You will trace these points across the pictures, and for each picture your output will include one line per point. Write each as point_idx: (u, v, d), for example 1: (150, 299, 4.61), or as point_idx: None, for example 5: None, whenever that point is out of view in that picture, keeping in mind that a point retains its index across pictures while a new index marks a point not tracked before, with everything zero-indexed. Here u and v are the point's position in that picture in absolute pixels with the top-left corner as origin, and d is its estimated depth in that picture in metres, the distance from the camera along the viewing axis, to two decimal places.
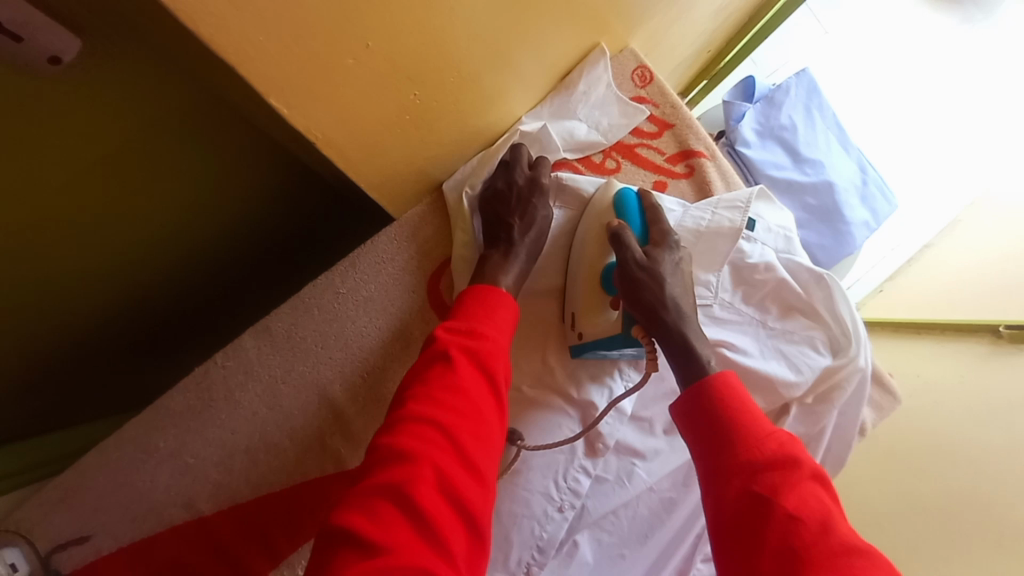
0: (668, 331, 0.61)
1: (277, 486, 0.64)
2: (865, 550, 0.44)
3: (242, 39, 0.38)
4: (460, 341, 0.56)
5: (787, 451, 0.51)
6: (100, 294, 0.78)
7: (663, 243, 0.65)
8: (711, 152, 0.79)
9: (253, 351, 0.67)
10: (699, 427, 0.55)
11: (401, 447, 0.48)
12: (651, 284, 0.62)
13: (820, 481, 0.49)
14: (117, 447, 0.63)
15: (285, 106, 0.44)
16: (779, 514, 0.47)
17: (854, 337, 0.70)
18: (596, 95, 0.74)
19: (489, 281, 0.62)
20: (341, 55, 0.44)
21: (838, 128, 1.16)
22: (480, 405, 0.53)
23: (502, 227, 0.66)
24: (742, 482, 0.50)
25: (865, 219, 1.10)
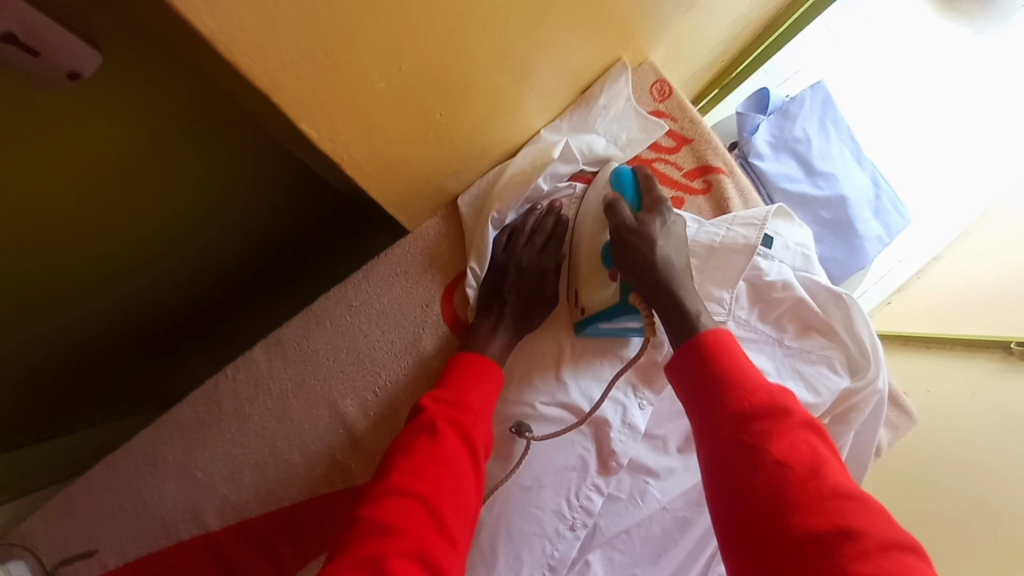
0: (661, 297, 0.58)
1: (286, 501, 0.63)
2: (854, 493, 0.44)
3: (278, 68, 0.37)
4: (447, 413, 0.56)
5: (779, 399, 0.49)
6: (109, 301, 0.77)
7: (655, 208, 0.61)
8: (730, 167, 0.78)
9: (263, 364, 0.66)
10: (688, 379, 0.52)
11: (383, 521, 0.48)
12: (640, 248, 0.59)
13: (812, 429, 0.48)
14: (125, 459, 0.63)
15: (314, 129, 0.44)
16: (771, 462, 0.45)
17: (872, 357, 0.68)
18: (616, 109, 0.73)
19: (475, 348, 0.63)
20: (372, 79, 0.43)
21: (852, 142, 1.15)
22: (462, 477, 0.53)
23: (495, 298, 0.68)
24: (733, 430, 0.48)
25: (878, 234, 1.09)
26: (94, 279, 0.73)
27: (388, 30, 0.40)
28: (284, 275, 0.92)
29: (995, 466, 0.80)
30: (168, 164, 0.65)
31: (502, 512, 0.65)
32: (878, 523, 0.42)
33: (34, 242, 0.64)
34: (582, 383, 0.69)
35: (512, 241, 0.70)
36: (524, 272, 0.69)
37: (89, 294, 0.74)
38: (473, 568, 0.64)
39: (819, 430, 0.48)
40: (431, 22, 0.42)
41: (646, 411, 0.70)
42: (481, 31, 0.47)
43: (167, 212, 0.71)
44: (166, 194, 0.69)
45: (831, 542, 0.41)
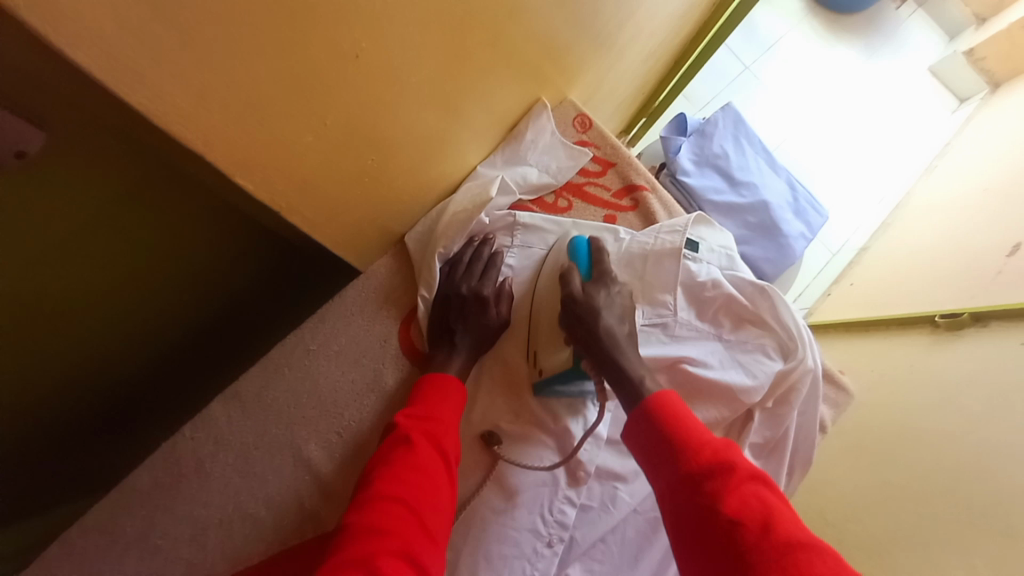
0: (606, 360, 0.63)
1: (255, 557, 0.62)
2: (809, 543, 0.43)
3: (208, 133, 0.40)
4: (419, 426, 0.58)
5: (724, 455, 0.50)
6: (71, 406, 0.71)
7: (601, 280, 0.68)
8: (652, 185, 0.87)
9: (223, 420, 0.66)
10: (647, 452, 0.54)
11: (368, 524, 0.48)
12: (585, 319, 0.64)
13: (761, 480, 0.48)
14: (81, 534, 0.59)
15: (251, 182, 0.47)
16: (724, 521, 0.46)
17: (800, 340, 0.75)
18: (544, 142, 0.80)
19: (439, 369, 0.66)
20: (299, 134, 0.47)
21: (765, 152, 1.28)
22: (437, 481, 0.55)
23: (447, 331, 0.69)
24: (687, 491, 0.49)
25: (801, 232, 1.21)
26: (58, 384, 0.68)
27: (314, 92, 0.44)
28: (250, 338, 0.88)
29: (933, 429, 0.86)
30: None
31: (479, 538, 0.65)
32: (833, 568, 0.41)
33: None
34: (542, 398, 0.73)
35: (451, 273, 0.72)
36: (464, 301, 0.70)
37: None
38: None
39: (766, 481, 0.49)
40: (352, 83, 0.47)
41: (606, 417, 0.74)
42: (406, 86, 0.52)
43: (133, 298, 0.68)
44: (134, 284, 0.67)
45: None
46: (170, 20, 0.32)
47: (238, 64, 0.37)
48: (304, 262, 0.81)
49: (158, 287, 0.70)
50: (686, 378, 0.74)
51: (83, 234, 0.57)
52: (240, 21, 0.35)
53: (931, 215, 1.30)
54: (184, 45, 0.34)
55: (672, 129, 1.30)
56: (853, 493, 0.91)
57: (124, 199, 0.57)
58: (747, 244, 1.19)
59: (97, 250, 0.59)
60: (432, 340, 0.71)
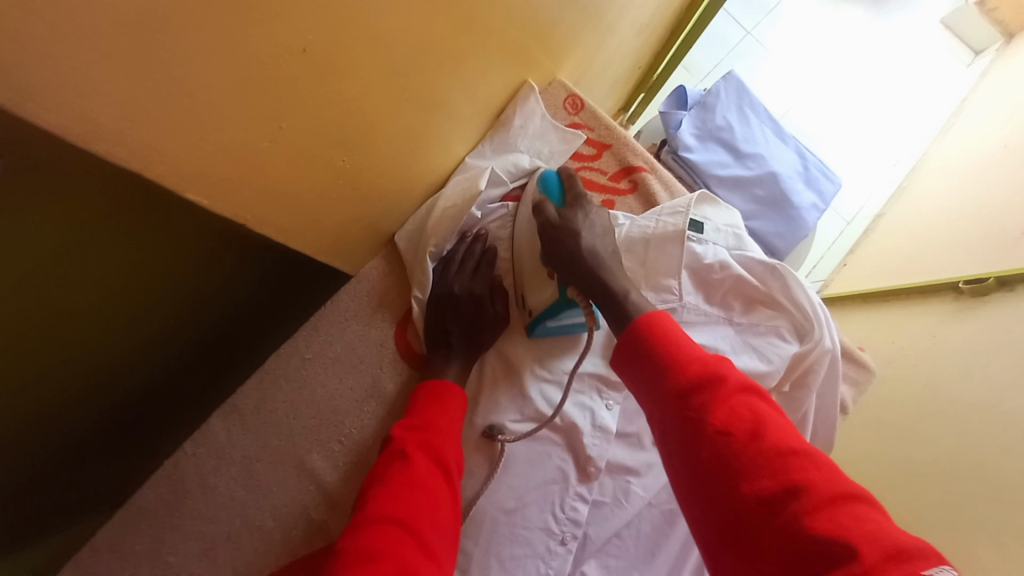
0: (590, 280, 0.59)
1: (266, 570, 0.62)
2: (803, 451, 0.41)
3: (149, 150, 0.37)
4: (416, 438, 0.56)
5: (711, 366, 0.46)
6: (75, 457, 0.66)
7: (577, 203, 0.64)
8: (651, 164, 0.83)
9: (223, 435, 0.64)
10: (635, 368, 0.50)
11: (366, 547, 0.47)
12: (564, 241, 0.61)
13: (752, 390, 0.45)
14: (91, 556, 0.58)
15: (209, 198, 0.44)
16: (712, 433, 0.43)
17: (816, 320, 0.71)
18: (533, 126, 0.76)
19: (437, 375, 0.64)
20: (255, 140, 0.44)
21: (772, 122, 1.23)
22: (436, 495, 0.53)
23: (440, 334, 0.68)
24: (675, 403, 0.46)
25: (813, 202, 1.16)
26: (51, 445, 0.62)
27: (262, 95, 0.41)
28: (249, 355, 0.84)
29: (960, 402, 0.82)
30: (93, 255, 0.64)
31: (489, 540, 0.64)
32: (828, 475, 0.40)
33: None
34: (546, 392, 0.71)
35: (444, 272, 0.70)
36: (458, 301, 0.67)
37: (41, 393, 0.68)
38: None
39: (758, 390, 0.46)
40: (304, 81, 0.43)
41: (614, 411, 0.72)
42: (371, 82, 0.49)
43: (130, 337, 0.64)
44: (128, 320, 0.62)
45: (778, 503, 0.39)
46: (93, 45, 0.29)
47: (170, 74, 0.34)
48: (307, 277, 0.78)
49: (158, 322, 0.66)
50: None
51: (77, 282, 0.53)
52: (170, 34, 0.32)
53: (951, 175, 1.23)
54: (113, 69, 0.31)
55: (671, 103, 1.24)
56: (875, 473, 0.88)
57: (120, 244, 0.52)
58: (755, 219, 1.14)
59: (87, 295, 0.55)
60: (427, 343, 0.69)
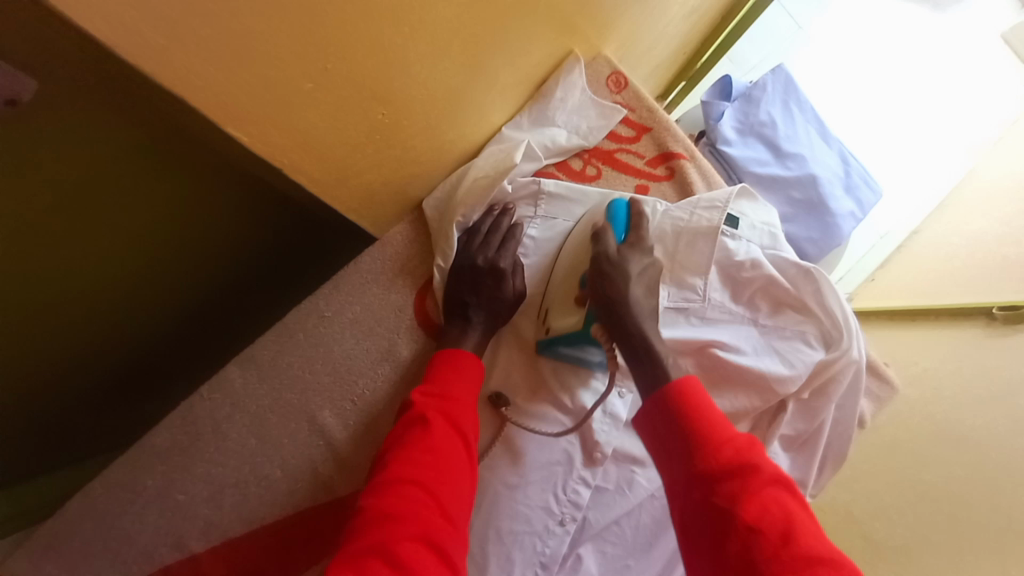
0: (621, 328, 0.59)
1: (270, 518, 0.63)
2: (829, 558, 0.41)
3: (186, 72, 0.37)
4: (435, 405, 0.56)
5: (747, 455, 0.46)
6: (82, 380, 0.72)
7: (638, 245, 0.63)
8: (691, 153, 0.79)
9: (238, 382, 0.65)
10: (663, 442, 0.51)
11: (385, 509, 0.48)
12: (614, 281, 0.60)
13: (783, 485, 0.45)
14: (104, 488, 0.61)
15: (245, 134, 0.44)
16: (739, 529, 0.43)
17: (845, 328, 0.69)
18: (573, 100, 0.73)
19: (453, 344, 0.63)
20: (295, 79, 0.43)
21: (817, 123, 1.18)
22: (455, 460, 0.53)
23: (459, 304, 0.66)
24: (703, 490, 0.46)
25: (851, 210, 1.12)
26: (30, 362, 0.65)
27: (304, 30, 0.40)
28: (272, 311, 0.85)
29: (978, 428, 0.80)
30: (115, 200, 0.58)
31: (489, 512, 0.64)
32: None
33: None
34: (563, 380, 0.70)
35: (467, 243, 0.69)
36: (478, 274, 0.66)
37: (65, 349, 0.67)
38: None
39: (788, 484, 0.46)
40: (348, 22, 0.42)
41: (625, 399, 0.71)
42: (416, 32, 0.48)
43: None
44: None
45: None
46: None
47: None
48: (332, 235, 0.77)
49: None
50: (715, 363, 0.69)
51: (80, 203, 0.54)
52: None
53: (997, 193, 1.17)
54: None
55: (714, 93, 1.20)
56: (883, 492, 0.86)
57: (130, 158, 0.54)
58: (788, 222, 1.11)
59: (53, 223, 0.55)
60: (445, 313, 0.68)
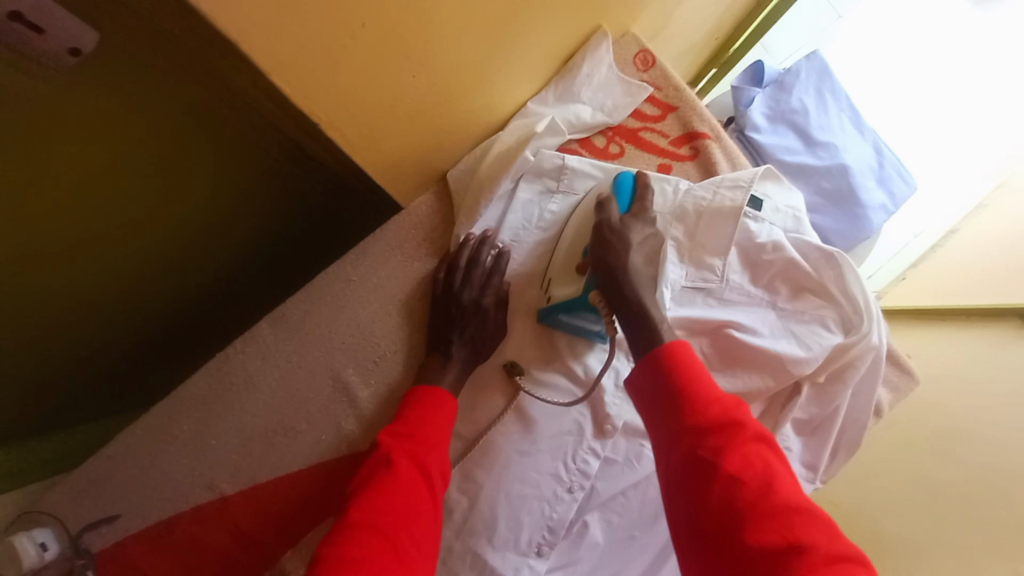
0: (619, 296, 0.62)
1: (295, 466, 0.67)
2: (807, 507, 0.43)
3: (239, 17, 0.39)
4: (403, 446, 0.57)
5: (732, 413, 0.49)
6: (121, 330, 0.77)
7: (641, 216, 0.66)
8: (716, 133, 0.79)
9: (269, 338, 0.69)
10: (653, 399, 0.53)
11: (345, 555, 0.48)
12: (615, 248, 0.63)
13: (765, 442, 0.48)
14: (143, 431, 0.66)
15: (287, 85, 0.46)
16: (722, 475, 0.45)
17: (866, 314, 0.68)
18: (600, 77, 0.74)
19: (431, 383, 0.64)
20: (337, 35, 0.45)
21: (852, 111, 1.15)
22: (417, 506, 0.54)
23: (442, 335, 0.68)
24: (691, 442, 0.48)
25: (882, 202, 1.09)
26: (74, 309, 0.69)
27: None
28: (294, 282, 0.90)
29: (1000, 427, 0.78)
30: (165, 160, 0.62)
31: (500, 476, 0.67)
32: (828, 535, 0.41)
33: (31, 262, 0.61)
34: (576, 351, 0.72)
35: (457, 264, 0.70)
36: (465, 311, 0.68)
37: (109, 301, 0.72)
38: (473, 530, 0.65)
39: (771, 443, 0.48)
40: None
41: None
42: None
43: None
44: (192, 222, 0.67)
45: (777, 554, 0.40)
46: None
47: None
48: (362, 213, 0.83)
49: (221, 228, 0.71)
50: (730, 344, 0.69)
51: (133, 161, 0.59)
52: None
53: None
54: None
55: (744, 79, 1.18)
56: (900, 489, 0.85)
57: (189, 127, 0.58)
58: (815, 213, 1.08)
59: (114, 179, 0.59)
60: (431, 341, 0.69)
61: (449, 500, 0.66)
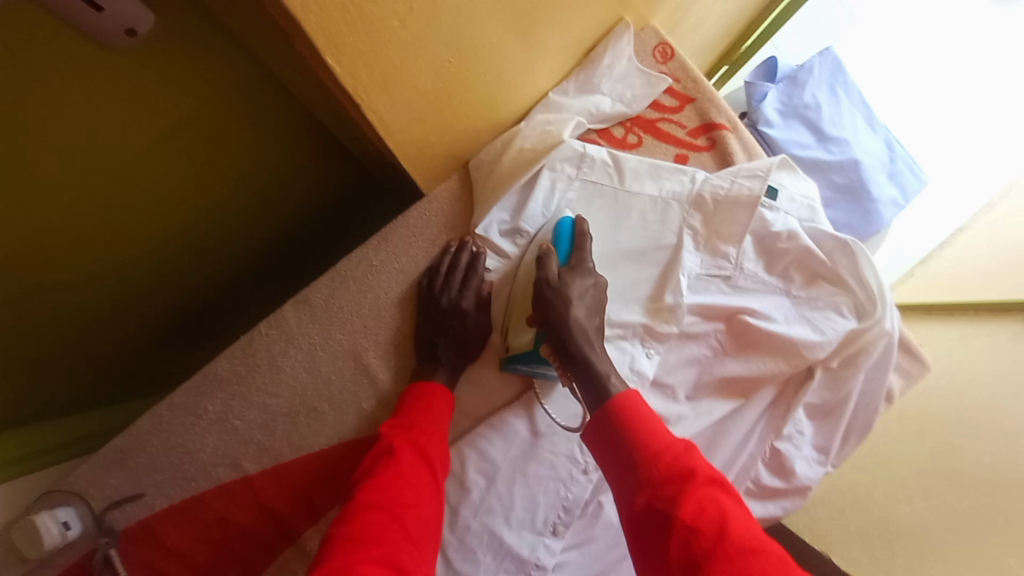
0: (566, 353, 0.61)
1: (317, 446, 0.68)
2: (761, 546, 0.44)
3: None
4: (403, 436, 0.59)
5: (682, 459, 0.50)
6: (140, 312, 0.81)
7: (577, 267, 0.66)
8: (733, 124, 0.80)
9: (294, 321, 0.71)
10: (610, 453, 0.54)
11: (352, 533, 0.50)
12: (555, 304, 0.63)
13: (718, 484, 0.48)
14: (170, 410, 0.67)
15: (337, 64, 0.48)
16: (678, 527, 0.46)
17: (879, 300, 0.70)
18: (620, 68, 0.76)
19: (427, 377, 0.65)
20: (386, 15, 0.47)
21: (863, 107, 1.16)
22: (420, 489, 0.55)
23: (429, 342, 0.69)
24: (647, 497, 0.49)
25: (893, 197, 1.10)
26: (100, 287, 0.73)
27: None
28: (303, 272, 0.95)
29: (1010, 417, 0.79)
30: (193, 136, 0.66)
31: (516, 457, 0.68)
32: (786, 573, 0.42)
33: (60, 231, 0.64)
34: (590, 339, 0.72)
35: (432, 284, 0.71)
36: (444, 316, 0.69)
37: (131, 274, 0.75)
38: (490, 509, 0.67)
39: (723, 483, 0.49)
40: None
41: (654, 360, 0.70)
42: None
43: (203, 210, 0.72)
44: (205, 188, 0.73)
45: None
46: None
47: None
48: (365, 197, 0.90)
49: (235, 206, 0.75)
50: (744, 329, 0.71)
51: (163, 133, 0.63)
52: None
53: None
54: None
55: (757, 75, 1.18)
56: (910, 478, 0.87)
57: (219, 107, 0.66)
58: (827, 207, 1.09)
59: (144, 159, 0.64)
60: (422, 347, 0.69)
61: (467, 478, 0.67)
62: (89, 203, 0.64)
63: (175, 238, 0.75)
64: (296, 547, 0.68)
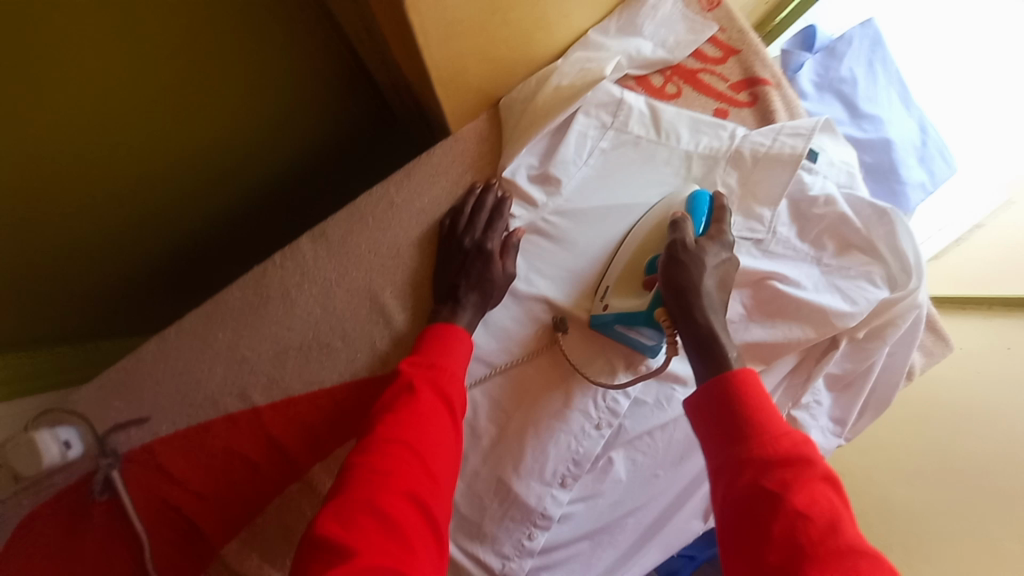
0: (686, 316, 0.58)
1: (328, 382, 0.66)
2: (871, 553, 0.40)
3: None
4: (423, 375, 0.57)
5: (801, 447, 0.46)
6: (146, 228, 0.81)
7: (716, 238, 0.62)
8: (777, 81, 0.77)
9: (309, 254, 0.69)
10: (713, 424, 0.51)
11: (371, 464, 0.49)
12: (687, 268, 0.59)
13: (834, 484, 0.45)
14: (178, 335, 0.67)
15: None
16: (787, 511, 0.43)
17: (915, 272, 0.68)
18: (663, 12, 0.73)
19: (445, 320, 0.63)
20: None
21: (900, 84, 1.12)
22: (440, 428, 0.54)
23: (448, 284, 0.65)
24: (753, 474, 0.46)
25: (921, 181, 1.06)
26: (120, 198, 0.75)
27: None
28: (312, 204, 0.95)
29: None
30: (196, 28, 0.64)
31: (533, 408, 0.67)
32: None
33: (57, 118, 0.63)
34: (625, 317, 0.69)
35: (455, 224, 0.68)
36: (466, 256, 0.66)
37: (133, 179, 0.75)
38: (502, 459, 0.66)
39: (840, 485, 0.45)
40: None
41: None
42: None
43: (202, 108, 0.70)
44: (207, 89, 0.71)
45: None
46: None
47: None
48: None
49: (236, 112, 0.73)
50: (773, 295, 0.68)
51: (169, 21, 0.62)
52: None
53: None
54: None
55: (795, 44, 1.14)
56: None
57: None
58: None
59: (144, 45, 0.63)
60: (442, 290, 0.66)
61: (479, 427, 0.66)
62: (93, 90, 0.63)
63: (176, 141, 0.74)
64: (305, 481, 0.67)
